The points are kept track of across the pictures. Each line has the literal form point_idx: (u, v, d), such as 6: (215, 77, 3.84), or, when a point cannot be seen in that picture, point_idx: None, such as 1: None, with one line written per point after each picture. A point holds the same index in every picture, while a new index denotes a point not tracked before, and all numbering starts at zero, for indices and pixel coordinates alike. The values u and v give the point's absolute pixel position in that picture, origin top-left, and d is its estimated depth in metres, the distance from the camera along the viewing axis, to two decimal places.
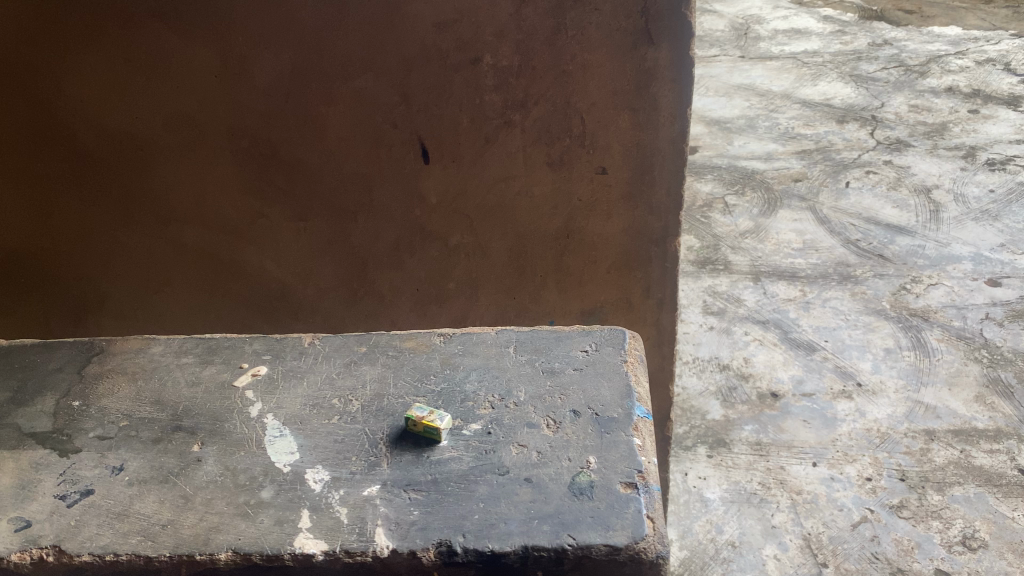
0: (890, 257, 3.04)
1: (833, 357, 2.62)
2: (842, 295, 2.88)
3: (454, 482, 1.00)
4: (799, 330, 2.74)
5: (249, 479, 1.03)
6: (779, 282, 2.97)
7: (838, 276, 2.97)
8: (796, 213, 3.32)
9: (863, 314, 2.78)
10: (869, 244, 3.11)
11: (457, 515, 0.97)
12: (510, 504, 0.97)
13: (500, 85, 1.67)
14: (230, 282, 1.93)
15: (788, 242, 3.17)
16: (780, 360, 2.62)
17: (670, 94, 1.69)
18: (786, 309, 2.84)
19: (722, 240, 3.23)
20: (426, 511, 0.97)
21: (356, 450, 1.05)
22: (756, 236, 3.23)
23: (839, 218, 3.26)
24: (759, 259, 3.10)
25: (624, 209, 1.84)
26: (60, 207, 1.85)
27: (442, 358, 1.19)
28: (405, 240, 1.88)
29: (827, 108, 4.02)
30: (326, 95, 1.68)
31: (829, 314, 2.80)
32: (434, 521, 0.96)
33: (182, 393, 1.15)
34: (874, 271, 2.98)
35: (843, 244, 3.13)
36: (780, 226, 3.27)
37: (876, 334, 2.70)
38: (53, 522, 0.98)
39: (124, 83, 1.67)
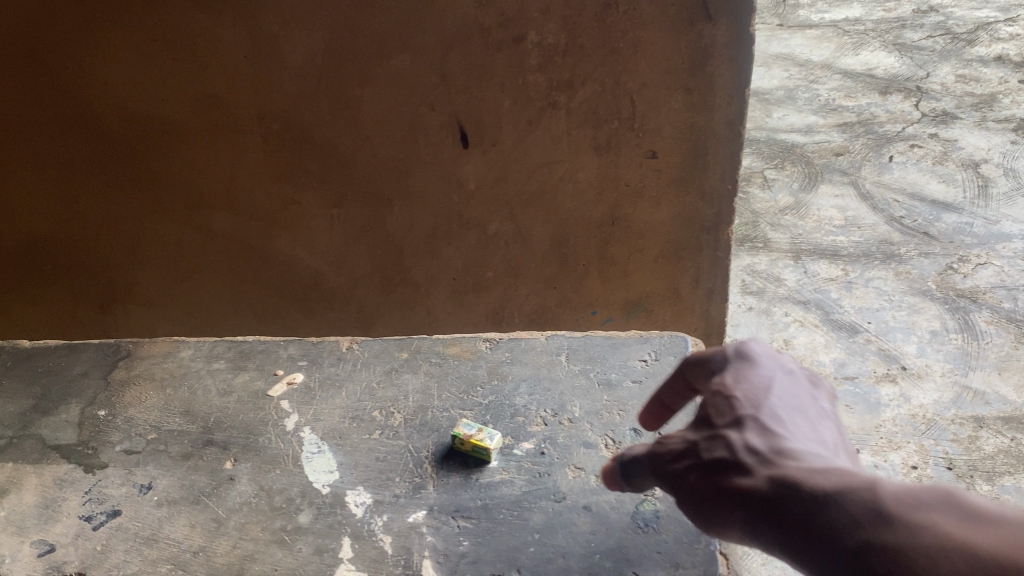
0: (936, 235, 2.89)
1: (876, 339, 2.48)
2: (886, 275, 2.73)
3: (508, 510, 0.93)
4: (841, 312, 2.61)
5: (285, 501, 0.95)
6: (821, 261, 2.84)
7: (881, 255, 2.83)
8: (837, 187, 3.18)
9: (908, 295, 2.64)
10: (914, 221, 2.96)
11: (513, 548, 0.89)
12: (568, 536, 0.90)
13: (545, 65, 1.57)
14: (261, 270, 1.86)
15: (830, 219, 3.03)
16: (822, 343, 2.49)
17: (727, 73, 1.59)
18: (827, 289, 2.71)
19: (761, 217, 3.10)
20: (478, 542, 0.90)
21: (398, 469, 0.98)
22: (796, 212, 3.10)
23: (883, 194, 3.12)
24: (800, 237, 2.97)
25: (674, 196, 1.75)
26: (85, 192, 1.76)
27: (489, 367, 1.13)
28: (442, 228, 1.80)
29: (869, 78, 3.85)
30: (361, 77, 1.57)
31: (872, 294, 2.66)
32: (488, 554, 0.88)
33: (214, 404, 1.09)
34: (920, 249, 2.83)
35: (887, 221, 2.98)
36: (821, 202, 3.12)
37: (922, 315, 2.55)
38: (77, 547, 0.92)
39: (147, 65, 1.55)
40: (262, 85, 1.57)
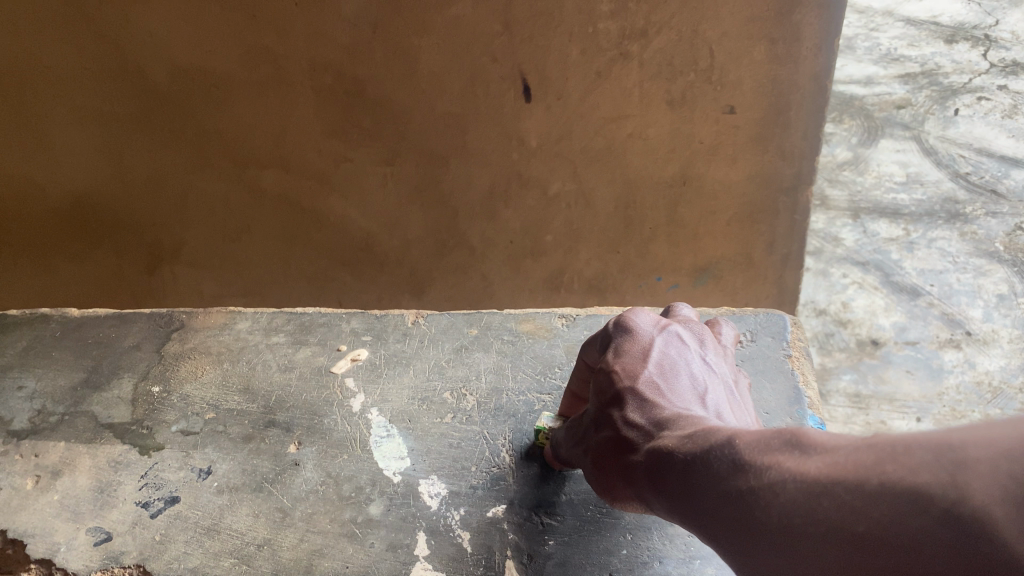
0: (1005, 192, 2.68)
1: (939, 303, 2.35)
2: (950, 236, 2.56)
3: (593, 506, 0.85)
4: (902, 274, 2.46)
5: (354, 490, 0.88)
6: (881, 220, 2.66)
7: (945, 214, 2.64)
8: (899, 143, 2.93)
9: (974, 257, 2.47)
10: (980, 179, 2.73)
11: (602, 548, 0.81)
12: (664, 537, 0.82)
13: (618, 11, 1.44)
14: (312, 230, 1.78)
15: (890, 175, 2.82)
16: (881, 305, 2.37)
17: (817, 21, 1.46)
18: (887, 250, 2.55)
19: (818, 172, 2.90)
20: (563, 542, 0.82)
21: (474, 459, 0.91)
22: (855, 168, 2.88)
23: (947, 150, 2.86)
24: (859, 193, 2.78)
25: (751, 154, 1.64)
26: (129, 150, 1.66)
27: (566, 347, 1.04)
28: (500, 187, 1.70)
29: (934, 25, 3.39)
30: (419, 25, 1.46)
31: (935, 255, 2.50)
32: (574, 556, 0.81)
33: (273, 380, 1.02)
34: (987, 208, 2.63)
35: (952, 178, 2.76)
36: (880, 157, 2.90)
37: (988, 279, 2.40)
38: (136, 536, 0.86)
39: (195, 14, 1.44)
40: (314, 35, 1.47)
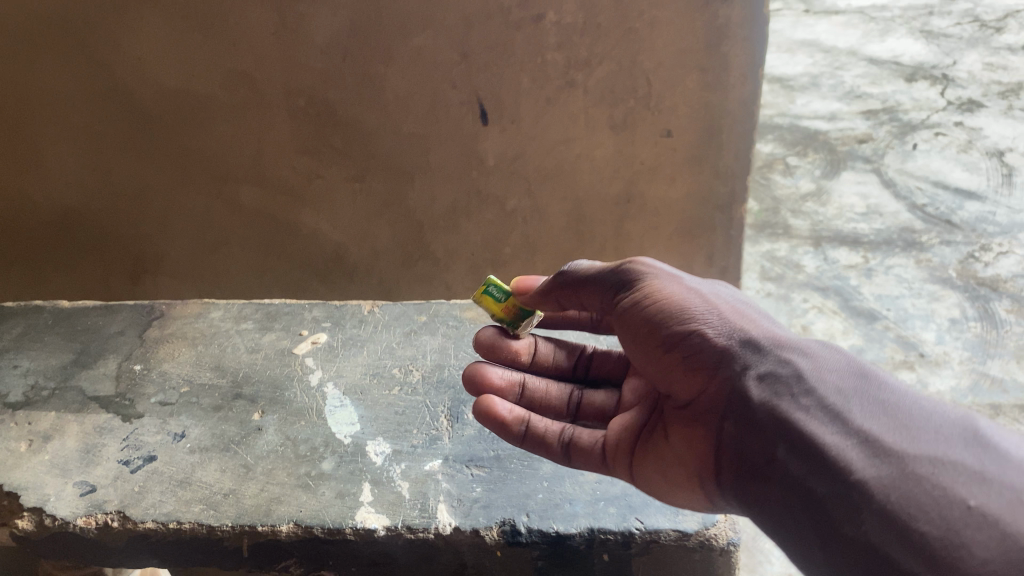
0: (958, 223, 2.74)
1: (895, 327, 2.36)
2: (907, 263, 2.60)
3: (516, 460, 1.00)
4: (860, 299, 2.48)
5: (309, 450, 1.02)
6: (841, 248, 2.71)
7: (902, 243, 2.69)
8: (860, 175, 3.04)
9: (929, 283, 2.51)
10: (936, 210, 2.80)
11: (522, 494, 0.96)
12: (575, 485, 0.96)
13: (563, 43, 1.60)
14: (287, 244, 1.91)
15: (851, 206, 2.90)
16: (839, 329, 2.37)
17: (742, 53, 1.60)
18: (847, 277, 2.58)
19: (782, 203, 2.97)
20: (489, 488, 0.96)
21: (416, 422, 1.06)
22: (817, 199, 2.97)
23: (906, 182, 2.97)
24: (821, 223, 2.84)
25: (689, 174, 1.77)
26: (118, 166, 1.79)
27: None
28: (461, 203, 1.85)
29: (894, 66, 3.67)
30: (384, 54, 1.61)
31: (892, 282, 2.53)
32: (497, 500, 0.95)
33: (241, 359, 1.19)
34: (942, 238, 2.68)
35: (909, 210, 2.84)
36: (842, 189, 3.00)
37: (941, 303, 2.43)
38: (116, 487, 0.99)
39: (181, 40, 1.58)
40: (289, 61, 1.61)
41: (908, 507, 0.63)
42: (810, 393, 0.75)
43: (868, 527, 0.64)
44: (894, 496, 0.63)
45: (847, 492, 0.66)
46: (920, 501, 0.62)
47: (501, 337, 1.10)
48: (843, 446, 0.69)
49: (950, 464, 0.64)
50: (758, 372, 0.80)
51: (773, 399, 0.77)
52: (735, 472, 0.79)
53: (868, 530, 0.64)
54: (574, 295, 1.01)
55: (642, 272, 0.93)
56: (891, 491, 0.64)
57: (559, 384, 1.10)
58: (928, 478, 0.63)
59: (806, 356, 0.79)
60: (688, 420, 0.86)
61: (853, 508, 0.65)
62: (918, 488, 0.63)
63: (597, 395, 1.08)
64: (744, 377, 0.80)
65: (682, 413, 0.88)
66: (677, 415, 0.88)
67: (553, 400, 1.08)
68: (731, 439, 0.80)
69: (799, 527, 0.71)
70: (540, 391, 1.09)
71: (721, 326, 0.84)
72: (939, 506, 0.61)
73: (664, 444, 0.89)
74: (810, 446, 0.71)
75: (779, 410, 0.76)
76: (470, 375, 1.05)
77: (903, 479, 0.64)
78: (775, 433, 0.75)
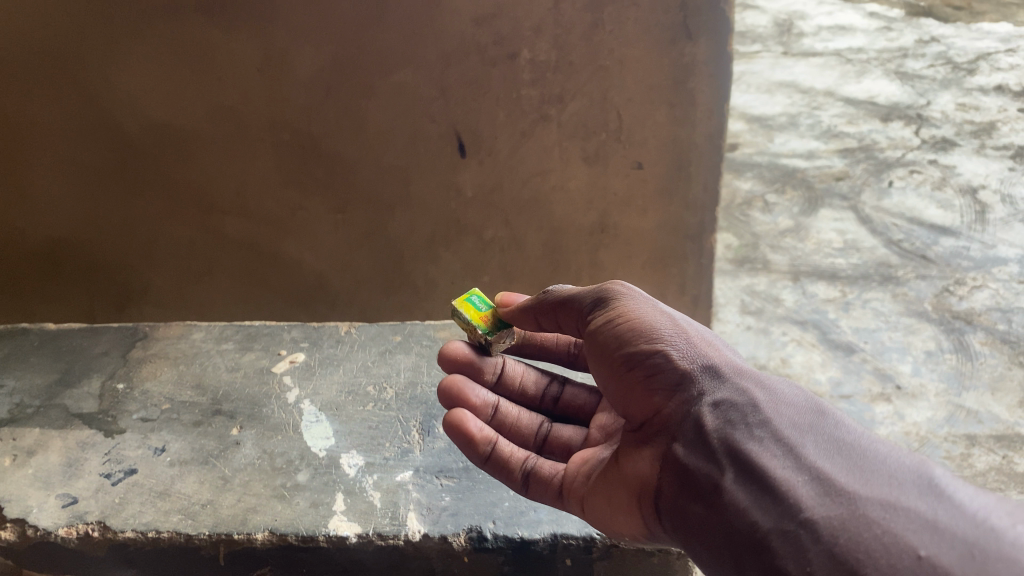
0: (933, 258, 2.80)
1: (872, 359, 2.42)
2: (883, 297, 2.66)
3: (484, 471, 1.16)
4: (838, 332, 2.54)
5: (286, 462, 1.17)
6: (819, 282, 2.76)
7: (879, 277, 2.75)
8: (837, 213, 3.10)
9: (905, 316, 2.57)
10: (912, 245, 2.87)
11: (488, 502, 1.12)
12: None
13: (537, 80, 1.66)
14: (270, 274, 1.94)
15: (829, 242, 2.95)
16: (817, 362, 2.43)
17: (708, 89, 1.68)
18: (825, 310, 2.63)
19: (761, 239, 3.02)
20: (456, 497, 1.12)
21: (388, 436, 1.22)
22: (796, 235, 3.02)
23: (882, 218, 3.02)
24: (799, 258, 2.89)
25: (659, 205, 1.84)
26: (103, 200, 1.79)
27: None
28: (440, 233, 1.90)
29: (870, 106, 3.74)
30: (366, 89, 1.66)
31: (869, 315, 2.59)
32: (464, 508, 1.11)
33: (222, 378, 1.34)
34: (917, 272, 2.74)
35: (886, 244, 2.89)
36: (820, 225, 3.05)
37: (917, 336, 2.49)
38: (98, 499, 1.12)
39: (169, 75, 1.60)
40: (274, 95, 1.65)
41: (858, 549, 0.75)
42: (767, 429, 0.89)
43: (813, 564, 0.77)
44: (844, 535, 0.76)
45: (797, 529, 0.79)
46: (869, 546, 0.74)
47: (477, 355, 1.22)
48: (796, 483, 0.83)
49: (902, 511, 0.76)
50: (714, 400, 0.94)
51: (728, 430, 0.91)
52: (678, 496, 0.93)
53: (813, 566, 0.77)
54: (551, 311, 1.14)
55: (619, 294, 1.06)
56: (841, 531, 0.76)
57: (530, 414, 1.21)
58: (878, 524, 0.75)
59: (766, 394, 0.93)
60: (644, 442, 1.00)
61: (798, 543, 0.79)
62: (868, 531, 0.75)
63: (564, 429, 1.19)
64: (700, 405, 0.94)
65: (639, 436, 1.01)
66: (635, 437, 1.01)
67: (524, 426, 1.20)
68: (681, 460, 0.93)
69: (736, 547, 0.84)
70: (505, 453, 1.08)
71: (686, 350, 0.98)
72: (889, 553, 0.73)
73: (616, 467, 1.01)
74: (763, 482, 0.85)
75: (734, 442, 0.89)
76: (450, 415, 1.06)
77: (853, 520, 0.77)
78: (728, 463, 0.89)
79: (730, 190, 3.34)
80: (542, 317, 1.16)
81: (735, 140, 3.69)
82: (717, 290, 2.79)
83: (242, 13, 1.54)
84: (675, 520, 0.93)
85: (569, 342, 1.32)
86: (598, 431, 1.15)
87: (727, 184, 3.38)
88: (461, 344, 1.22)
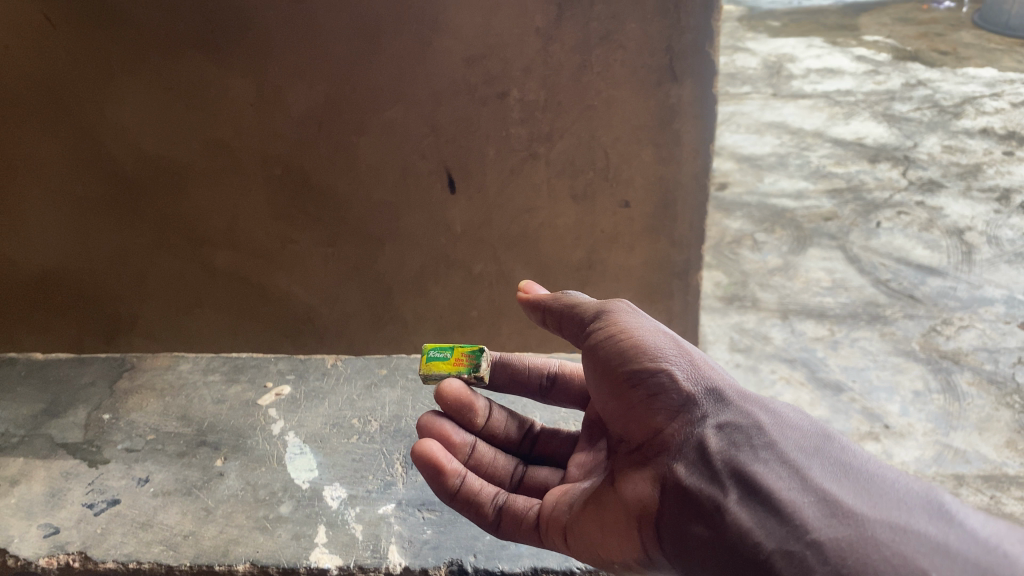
0: (921, 298, 2.83)
1: (861, 399, 2.43)
2: (871, 336, 2.68)
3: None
4: (827, 370, 2.55)
5: (269, 494, 1.18)
6: (808, 321, 2.79)
7: (867, 316, 2.77)
8: (826, 251, 3.13)
9: (893, 355, 2.59)
10: (899, 284, 2.90)
11: (469, 535, 1.12)
12: None
13: (526, 119, 1.66)
14: (259, 305, 1.96)
15: (818, 280, 2.98)
16: (806, 400, 2.43)
17: (693, 130, 1.67)
18: (813, 349, 2.65)
19: (750, 278, 3.05)
20: (438, 530, 1.13)
21: (371, 469, 1.23)
22: (785, 273, 3.05)
23: (870, 258, 3.06)
24: (788, 296, 2.92)
25: (646, 242, 1.85)
26: (95, 231, 1.80)
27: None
28: (429, 267, 1.92)
29: (858, 147, 3.80)
30: (358, 127, 1.66)
31: (857, 354, 2.61)
32: (446, 541, 1.12)
33: (208, 410, 1.34)
34: (905, 311, 2.77)
35: (874, 284, 2.92)
36: (809, 264, 3.08)
37: (905, 375, 2.51)
38: (79, 529, 1.13)
39: (164, 110, 1.62)
40: (266, 130, 1.66)
41: (866, 570, 0.76)
42: (772, 452, 0.91)
43: None
44: (852, 556, 0.78)
45: (803, 549, 0.80)
46: (877, 567, 0.76)
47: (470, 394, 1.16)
48: (801, 504, 0.84)
49: (912, 534, 0.78)
50: (718, 423, 0.96)
51: (733, 451, 0.92)
52: (679, 517, 0.93)
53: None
54: (555, 315, 1.14)
55: (618, 310, 1.06)
56: (849, 552, 0.78)
57: (506, 456, 1.19)
58: (887, 545, 0.77)
59: (770, 417, 0.96)
60: (643, 464, 1.00)
61: (804, 563, 0.80)
62: (877, 553, 0.77)
63: (541, 470, 1.18)
64: (704, 427, 0.96)
65: (638, 457, 1.02)
66: (634, 458, 1.02)
67: (500, 469, 1.17)
68: (682, 481, 0.94)
69: (738, 569, 0.85)
70: (475, 486, 1.07)
71: (689, 371, 0.99)
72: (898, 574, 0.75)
73: (611, 490, 1.01)
74: (765, 502, 0.86)
75: (738, 462, 0.91)
76: (419, 447, 1.04)
77: (861, 542, 0.78)
78: (732, 484, 0.90)
79: (719, 228, 3.37)
80: (547, 316, 1.15)
81: (725, 179, 3.73)
82: (707, 328, 2.81)
83: (236, 51, 1.54)
84: (673, 542, 0.93)
85: (545, 373, 1.26)
86: (577, 469, 1.13)
87: (716, 223, 3.41)
88: (456, 382, 1.15)
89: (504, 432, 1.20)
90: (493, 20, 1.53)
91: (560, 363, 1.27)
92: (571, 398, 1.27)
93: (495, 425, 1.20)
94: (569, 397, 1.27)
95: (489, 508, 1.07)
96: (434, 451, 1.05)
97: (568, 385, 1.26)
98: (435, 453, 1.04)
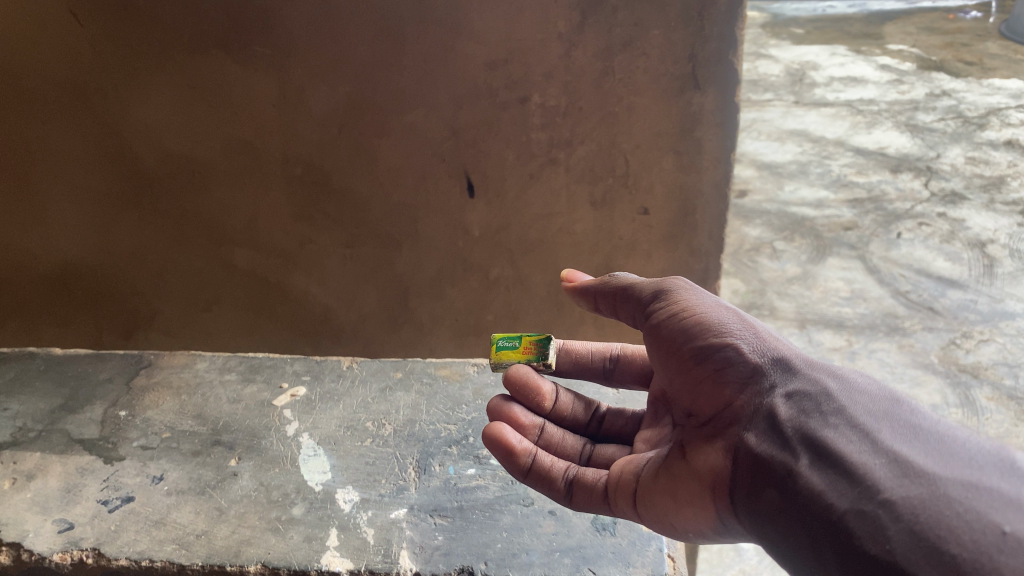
0: (940, 310, 2.80)
1: None
2: (889, 347, 2.66)
3: (479, 511, 1.17)
4: None
5: (282, 495, 1.18)
6: (825, 331, 2.77)
7: (885, 327, 2.75)
8: (845, 261, 3.11)
9: (911, 368, 2.57)
10: (919, 296, 2.88)
11: (481, 543, 1.12)
12: (533, 535, 1.13)
13: (548, 124, 1.65)
14: (276, 304, 1.96)
15: (836, 290, 2.96)
16: None
17: (715, 138, 1.65)
18: (830, 359, 2.64)
19: (768, 286, 3.03)
20: (450, 537, 1.13)
21: (385, 473, 1.23)
22: (803, 283, 3.03)
23: (889, 269, 3.03)
24: (806, 306, 2.90)
25: (665, 251, 1.82)
26: (117, 227, 1.81)
27: (474, 389, 1.39)
28: (447, 270, 1.90)
29: (880, 157, 3.77)
30: (379, 128, 1.66)
31: (874, 365, 2.60)
32: (458, 547, 1.11)
33: (223, 409, 1.35)
34: (924, 324, 2.74)
35: (893, 295, 2.90)
36: (828, 273, 3.06)
37: (923, 388, 2.48)
38: (94, 525, 1.14)
39: (186, 108, 1.62)
40: (290, 127, 1.66)
41: (939, 526, 0.69)
42: (843, 417, 0.84)
43: (893, 543, 0.71)
44: (925, 515, 0.71)
45: (876, 509, 0.73)
46: (950, 523, 0.69)
47: (536, 379, 1.13)
48: (873, 466, 0.77)
49: (985, 491, 0.71)
50: (787, 392, 0.90)
51: (803, 418, 0.87)
52: (752, 484, 0.88)
53: (893, 545, 0.71)
54: (609, 298, 1.10)
55: (679, 288, 1.02)
56: (920, 509, 0.71)
57: (575, 436, 1.15)
58: (960, 502, 0.70)
59: (839, 383, 0.89)
60: (712, 436, 0.95)
61: (877, 521, 0.73)
62: (949, 509, 0.70)
63: (608, 447, 1.13)
64: (773, 396, 0.91)
65: (707, 430, 0.97)
66: (703, 431, 0.97)
67: (569, 449, 1.13)
68: (753, 450, 0.89)
69: (810, 533, 0.79)
70: (547, 464, 1.06)
71: (756, 343, 0.95)
72: (972, 530, 0.68)
73: (682, 462, 0.97)
74: (833, 463, 0.80)
75: (808, 428, 0.85)
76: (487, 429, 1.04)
77: (933, 500, 0.71)
78: (803, 449, 0.84)
79: (738, 236, 3.36)
80: (602, 301, 1.11)
81: (745, 187, 3.71)
82: None
83: (259, 53, 1.55)
84: (747, 509, 0.88)
85: (607, 355, 1.21)
86: (643, 444, 1.10)
87: (735, 231, 3.40)
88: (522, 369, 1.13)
89: (571, 416, 1.16)
90: (515, 25, 1.52)
91: (622, 345, 1.21)
92: (639, 379, 1.21)
93: (563, 408, 1.16)
94: (635, 377, 1.20)
95: (562, 483, 1.05)
96: (506, 432, 1.05)
97: (631, 365, 1.20)
98: (503, 432, 1.04)
